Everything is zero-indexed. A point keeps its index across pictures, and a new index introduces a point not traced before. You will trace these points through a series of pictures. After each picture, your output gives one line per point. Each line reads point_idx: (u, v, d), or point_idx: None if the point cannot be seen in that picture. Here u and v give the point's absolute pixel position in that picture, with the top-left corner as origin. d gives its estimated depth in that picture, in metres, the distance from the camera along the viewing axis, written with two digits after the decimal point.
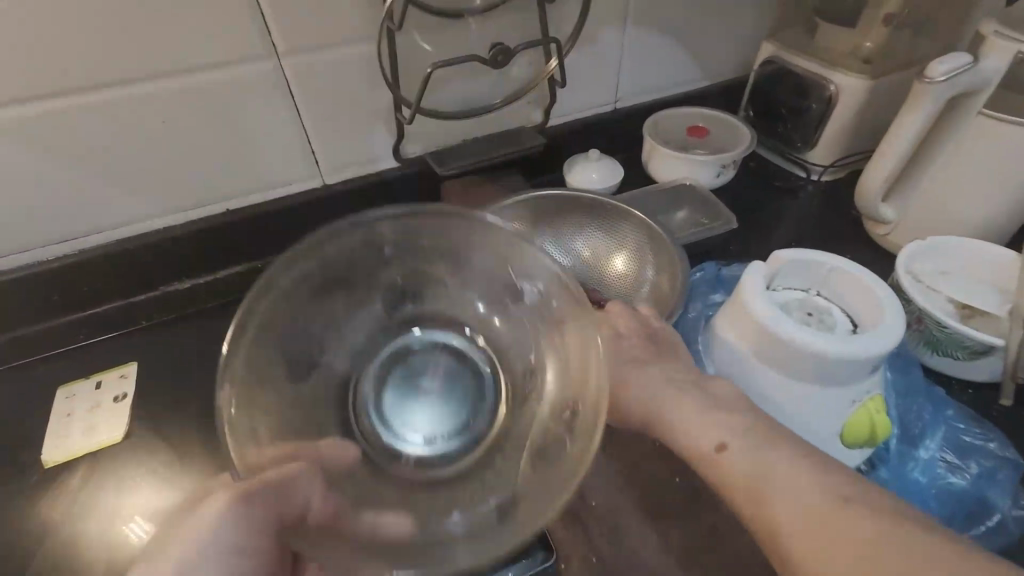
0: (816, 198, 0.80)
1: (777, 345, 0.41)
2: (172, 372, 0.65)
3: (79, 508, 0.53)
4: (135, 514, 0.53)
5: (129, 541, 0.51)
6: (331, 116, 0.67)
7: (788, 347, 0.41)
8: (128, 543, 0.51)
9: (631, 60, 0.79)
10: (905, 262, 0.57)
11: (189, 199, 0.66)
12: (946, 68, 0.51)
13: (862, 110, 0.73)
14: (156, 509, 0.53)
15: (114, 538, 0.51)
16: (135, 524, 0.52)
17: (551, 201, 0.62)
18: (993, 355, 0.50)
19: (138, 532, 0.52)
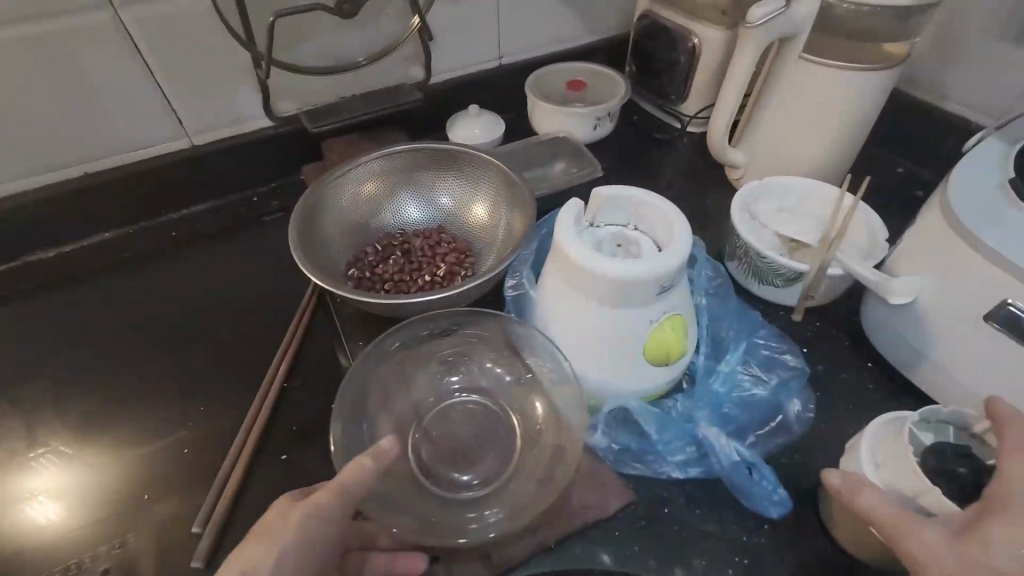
0: (689, 148, 0.84)
1: (586, 275, 0.43)
2: (32, 339, 0.63)
3: None
4: (38, 494, 0.52)
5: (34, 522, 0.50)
6: (187, 72, 0.65)
7: (595, 276, 0.43)
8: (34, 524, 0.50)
9: (508, 14, 0.80)
10: (742, 202, 0.61)
11: (41, 163, 0.64)
12: (763, 12, 0.54)
13: (723, 61, 0.76)
14: (58, 488, 0.52)
15: (18, 521, 0.50)
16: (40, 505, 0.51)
17: (412, 152, 0.63)
18: (803, 281, 0.55)
19: (44, 512, 0.51)
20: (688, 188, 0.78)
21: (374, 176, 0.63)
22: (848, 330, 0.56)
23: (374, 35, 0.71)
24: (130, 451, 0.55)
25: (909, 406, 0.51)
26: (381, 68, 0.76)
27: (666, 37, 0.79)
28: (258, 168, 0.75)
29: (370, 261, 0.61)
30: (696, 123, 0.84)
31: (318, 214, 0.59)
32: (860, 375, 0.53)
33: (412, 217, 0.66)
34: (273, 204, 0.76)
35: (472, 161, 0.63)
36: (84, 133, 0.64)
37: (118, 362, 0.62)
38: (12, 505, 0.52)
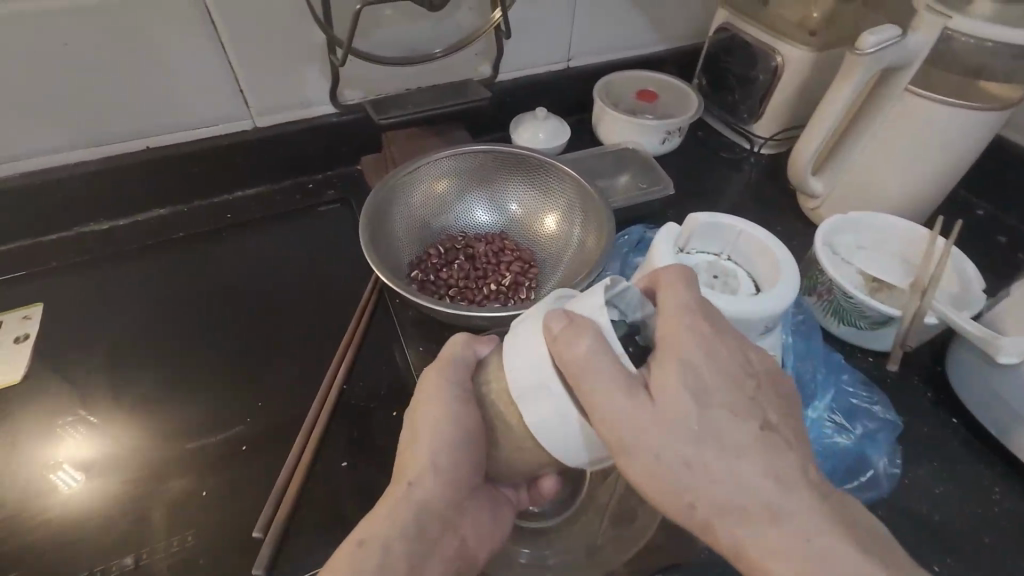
0: (758, 170, 0.81)
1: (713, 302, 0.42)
2: (78, 312, 0.61)
3: None
4: (63, 462, 0.50)
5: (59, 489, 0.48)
6: (261, 52, 0.63)
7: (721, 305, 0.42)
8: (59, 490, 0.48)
9: (585, 17, 0.77)
10: (825, 235, 0.59)
11: (107, 133, 0.62)
12: (876, 40, 0.52)
13: (805, 84, 0.73)
14: (90, 457, 0.50)
15: (49, 485, 0.48)
16: (65, 473, 0.49)
17: (484, 153, 0.61)
18: (892, 326, 0.52)
19: (68, 481, 0.49)
20: (757, 213, 0.75)
21: (444, 174, 0.61)
22: (931, 380, 0.54)
23: (450, 29, 0.69)
24: (169, 443, 0.52)
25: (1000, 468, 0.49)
26: (452, 62, 0.74)
27: (745, 53, 0.76)
28: (320, 154, 0.73)
29: (433, 263, 0.59)
30: (768, 145, 0.81)
31: (387, 211, 0.56)
32: (945, 431, 0.51)
33: (476, 220, 0.64)
34: (329, 193, 0.74)
35: (546, 167, 0.61)
36: (152, 105, 0.62)
37: (169, 343, 0.59)
38: (41, 471, 0.49)
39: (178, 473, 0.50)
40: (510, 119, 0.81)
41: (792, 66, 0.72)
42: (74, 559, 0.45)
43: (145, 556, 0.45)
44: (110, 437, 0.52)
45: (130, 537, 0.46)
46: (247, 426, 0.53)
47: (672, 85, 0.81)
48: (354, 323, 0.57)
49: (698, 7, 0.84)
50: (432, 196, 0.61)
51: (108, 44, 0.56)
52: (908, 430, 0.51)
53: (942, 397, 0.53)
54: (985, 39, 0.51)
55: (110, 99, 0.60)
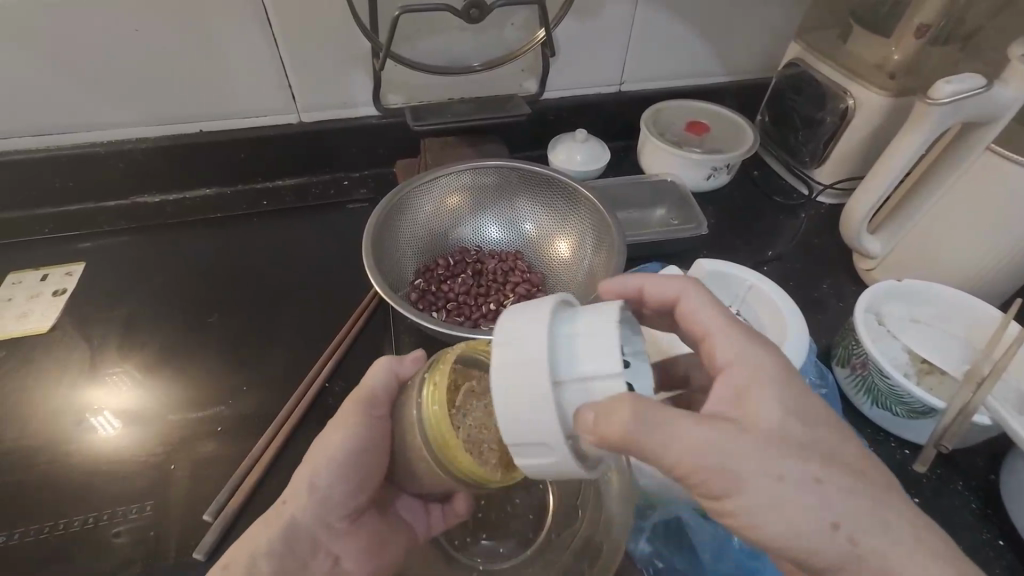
0: (813, 219, 0.74)
1: None
2: (114, 276, 0.65)
3: None
4: (105, 409, 0.54)
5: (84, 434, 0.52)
6: (311, 52, 0.65)
7: None
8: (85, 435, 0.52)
9: (640, 41, 0.74)
10: (871, 300, 0.52)
11: (164, 113, 0.67)
12: (953, 89, 0.45)
13: (877, 131, 0.66)
14: (117, 408, 0.54)
15: (64, 429, 0.52)
16: (104, 420, 0.53)
17: (506, 171, 0.59)
18: (933, 419, 0.45)
19: (104, 427, 0.52)
20: (802, 266, 0.68)
21: (462, 186, 0.60)
22: (978, 489, 0.46)
23: (497, 43, 0.69)
24: (158, 411, 0.54)
25: None
26: (497, 76, 0.73)
27: (812, 92, 0.70)
28: (359, 154, 0.75)
29: (438, 274, 0.58)
30: (827, 193, 0.74)
31: (397, 218, 0.56)
32: (984, 554, 0.43)
33: (490, 236, 0.62)
34: (360, 192, 0.76)
35: (567, 190, 0.59)
36: (205, 92, 0.66)
37: (184, 315, 0.62)
38: (64, 415, 0.53)
39: (158, 442, 0.52)
40: (550, 138, 0.79)
41: (863, 110, 0.65)
42: (52, 505, 0.48)
43: (102, 520, 0.47)
44: (112, 396, 0.55)
45: (102, 495, 0.48)
46: (229, 408, 0.54)
47: (728, 118, 0.77)
48: (349, 325, 0.58)
49: (768, 39, 0.78)
50: (449, 208, 0.60)
51: (173, 33, 0.61)
52: None
53: (989, 511, 0.45)
54: None
55: (170, 84, 0.64)
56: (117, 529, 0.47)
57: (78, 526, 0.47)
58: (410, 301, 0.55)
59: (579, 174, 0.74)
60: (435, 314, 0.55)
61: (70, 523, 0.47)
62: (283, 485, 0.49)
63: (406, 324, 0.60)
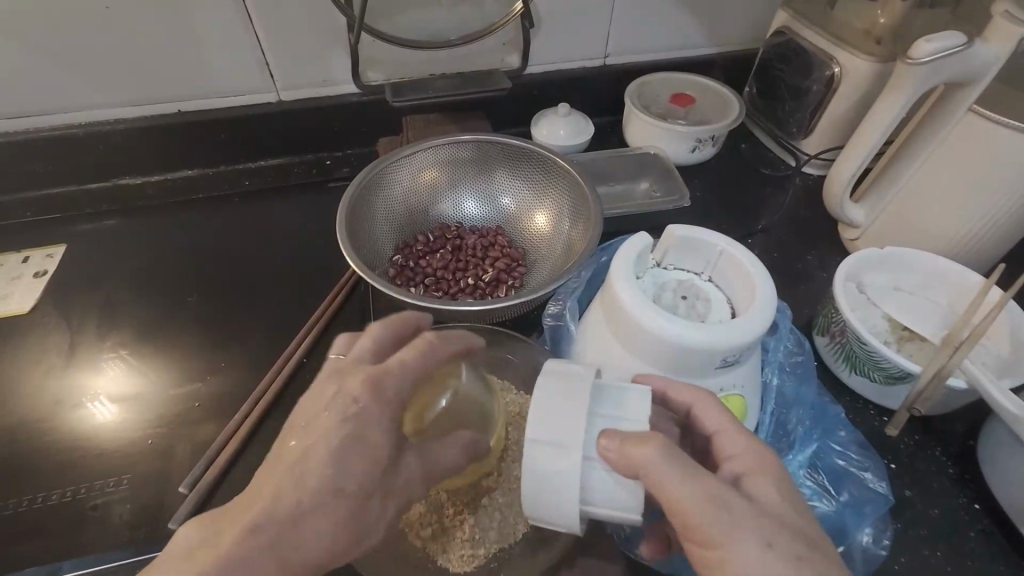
0: (800, 191, 0.73)
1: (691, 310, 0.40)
2: (96, 257, 0.66)
3: None
4: (102, 396, 0.54)
5: (63, 411, 0.52)
6: (287, 28, 0.64)
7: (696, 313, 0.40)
8: (62, 413, 0.52)
9: (624, 12, 0.72)
10: (851, 267, 0.51)
11: (140, 93, 0.66)
12: (934, 48, 0.44)
13: (864, 99, 0.65)
14: (106, 386, 0.54)
15: (44, 407, 0.53)
16: (102, 404, 0.53)
17: (483, 144, 0.59)
18: (909, 384, 0.45)
19: (94, 403, 0.53)
20: (786, 238, 0.68)
21: (440, 160, 0.59)
22: (956, 455, 0.46)
23: (476, 16, 0.68)
24: (137, 391, 0.54)
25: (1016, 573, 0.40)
26: (478, 51, 0.72)
27: (799, 60, 0.68)
28: (340, 132, 0.74)
29: (417, 250, 0.58)
30: (815, 164, 0.73)
31: (373, 194, 0.56)
32: (957, 517, 0.43)
33: (469, 212, 0.62)
34: (342, 171, 0.75)
35: (545, 163, 0.58)
36: (181, 72, 0.65)
37: (165, 295, 0.62)
38: (45, 394, 0.54)
39: (137, 418, 0.52)
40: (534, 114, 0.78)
41: (850, 78, 0.63)
42: (32, 480, 0.48)
43: (81, 493, 0.48)
44: (93, 375, 0.55)
45: (80, 470, 0.49)
46: (207, 385, 0.55)
47: (714, 90, 0.75)
48: (328, 300, 0.58)
49: (755, 8, 0.76)
50: (427, 184, 0.60)
51: (144, 11, 0.60)
52: (909, 509, 0.43)
53: (966, 476, 0.45)
54: None
55: (144, 64, 0.64)
56: (95, 502, 0.47)
57: (56, 499, 0.47)
58: (388, 277, 0.55)
59: (563, 150, 0.73)
60: (413, 289, 0.55)
61: (50, 498, 0.48)
62: (260, 459, 0.49)
63: (386, 300, 0.60)
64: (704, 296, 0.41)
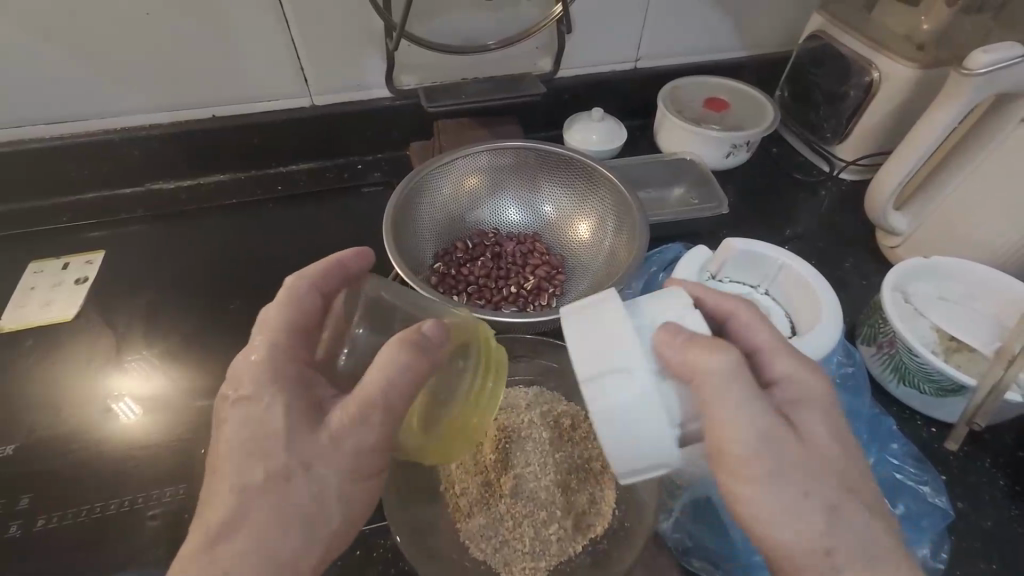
0: (834, 196, 0.72)
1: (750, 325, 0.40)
2: (134, 263, 0.66)
3: (20, 374, 0.56)
4: (125, 396, 0.54)
5: (112, 418, 0.53)
6: (323, 34, 0.64)
7: None
8: (111, 419, 0.53)
9: (658, 16, 0.72)
10: (898, 278, 0.51)
11: (175, 99, 0.66)
12: (989, 59, 0.44)
13: (903, 105, 0.64)
14: (150, 395, 0.54)
15: (92, 414, 0.53)
16: (125, 405, 0.53)
17: (523, 151, 0.59)
18: (963, 396, 0.45)
19: (127, 413, 0.53)
20: (824, 244, 0.68)
21: (480, 168, 0.59)
22: (1006, 466, 0.46)
23: (511, 21, 0.68)
24: (184, 399, 0.54)
25: None
26: (511, 55, 0.72)
27: (835, 65, 0.68)
28: (374, 136, 0.74)
29: (457, 258, 0.58)
30: (850, 170, 0.73)
31: (415, 202, 0.56)
32: (1013, 529, 0.43)
33: (507, 219, 0.62)
34: (374, 176, 0.75)
35: (585, 171, 0.58)
36: (218, 78, 0.65)
37: (206, 302, 0.62)
38: (92, 402, 0.54)
39: (186, 427, 0.52)
40: (565, 118, 0.78)
41: (889, 84, 0.63)
42: (84, 489, 0.49)
43: (135, 503, 0.48)
44: (137, 382, 0.55)
45: (132, 479, 0.49)
46: None
47: (747, 93, 0.75)
48: None
49: (789, 11, 0.76)
50: (467, 191, 0.60)
51: (182, 17, 0.60)
52: (963, 520, 0.43)
53: (1018, 488, 0.45)
54: None
55: (180, 70, 0.64)
56: (151, 512, 0.48)
57: (113, 509, 0.48)
58: (431, 285, 0.55)
59: (596, 155, 0.73)
60: (456, 298, 0.55)
61: (103, 507, 0.48)
62: None
63: None
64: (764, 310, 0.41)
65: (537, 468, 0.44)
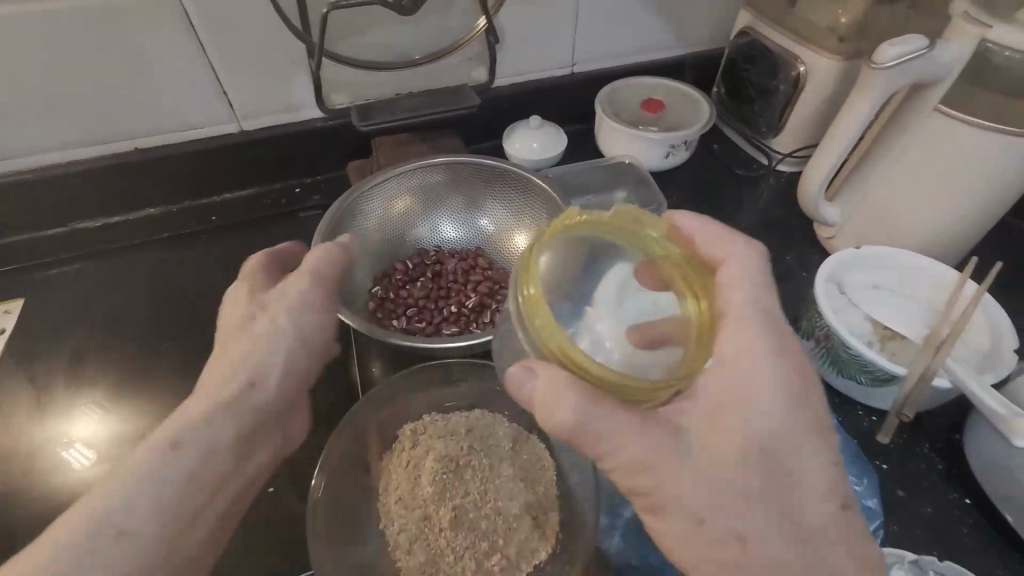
0: (774, 189, 0.73)
1: None
2: (58, 309, 0.62)
3: None
4: (74, 442, 0.52)
5: (32, 480, 0.50)
6: (243, 57, 0.62)
7: None
8: (31, 482, 0.50)
9: (589, 19, 0.72)
10: (831, 269, 0.51)
11: (93, 134, 0.63)
12: (897, 52, 0.45)
13: (830, 97, 0.66)
14: (75, 449, 0.52)
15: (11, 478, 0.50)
16: (76, 451, 0.51)
17: (454, 167, 0.58)
18: (895, 385, 0.46)
19: (80, 459, 0.51)
20: (766, 239, 0.69)
21: (412, 188, 0.58)
22: (943, 450, 0.47)
23: (439, 34, 0.66)
24: (112, 452, 0.51)
25: (1001, 563, 0.42)
26: (444, 67, 0.71)
27: (764, 61, 0.69)
28: (311, 157, 0.72)
29: (397, 281, 0.57)
30: (787, 162, 0.74)
31: (347, 226, 0.54)
32: (951, 512, 0.45)
33: (447, 236, 0.61)
34: (314, 199, 0.73)
35: (521, 183, 0.58)
36: (135, 108, 0.62)
37: (137, 345, 0.60)
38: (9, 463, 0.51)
39: None
40: (505, 127, 0.77)
41: (815, 78, 0.64)
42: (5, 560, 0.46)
43: None
44: (59, 437, 0.52)
45: None
46: None
47: (681, 92, 0.76)
48: None
49: (720, 8, 0.76)
50: (403, 212, 0.59)
51: (88, 49, 0.57)
52: (902, 507, 0.45)
53: (955, 471, 0.46)
54: None
55: (91, 103, 0.60)
56: None
57: None
58: (369, 313, 0.54)
59: (538, 163, 0.73)
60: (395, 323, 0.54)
61: None
62: None
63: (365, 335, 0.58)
64: None
65: (477, 496, 0.45)
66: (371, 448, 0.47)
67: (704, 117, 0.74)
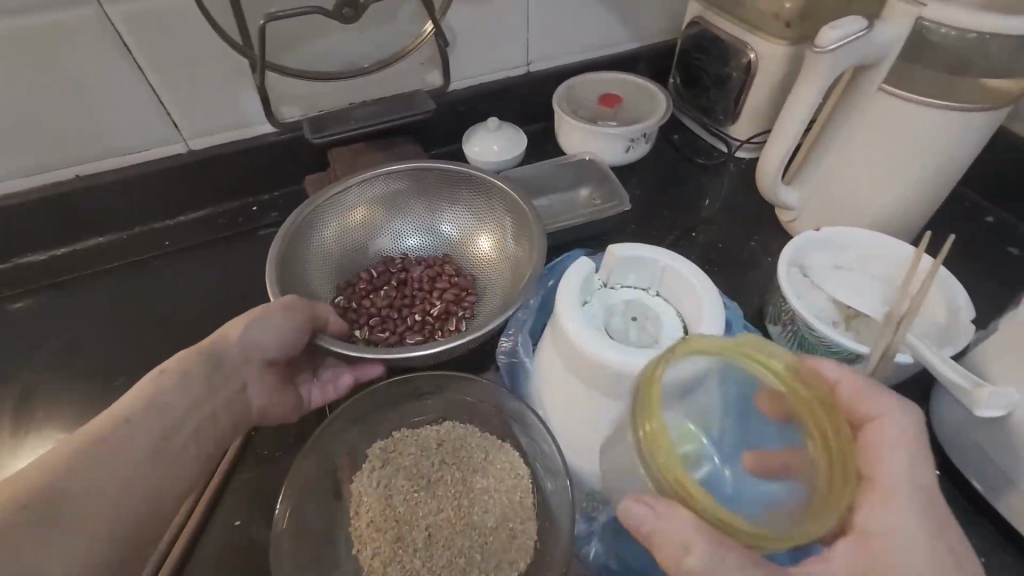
0: (735, 176, 0.74)
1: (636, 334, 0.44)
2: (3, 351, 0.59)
3: None
4: None
5: None
6: (184, 75, 0.60)
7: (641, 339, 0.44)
8: None
9: (540, 18, 0.71)
10: (794, 253, 0.52)
11: (28, 164, 0.60)
12: (837, 35, 0.45)
13: (781, 82, 0.66)
14: None
15: None
16: None
17: (416, 172, 0.56)
18: (860, 364, 0.46)
19: None
20: (729, 226, 0.69)
21: (374, 195, 0.57)
22: None
23: (388, 40, 0.65)
24: None
25: (970, 530, 0.43)
26: (397, 73, 0.69)
27: (716, 50, 0.69)
28: (265, 173, 0.70)
29: (359, 290, 0.55)
30: (746, 148, 0.74)
31: (303, 244, 0.52)
32: None
33: (411, 244, 0.60)
34: (272, 216, 0.71)
35: (486, 189, 0.57)
36: (72, 135, 0.59)
37: (91, 382, 0.57)
38: None
39: None
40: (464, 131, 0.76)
41: (765, 64, 0.65)
42: None
43: None
44: None
45: None
46: None
47: (638, 85, 0.76)
48: None
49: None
50: (364, 219, 0.57)
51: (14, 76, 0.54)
52: None
53: None
54: (968, 30, 0.44)
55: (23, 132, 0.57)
56: None
57: None
58: None
59: (499, 165, 0.72)
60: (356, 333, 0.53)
61: None
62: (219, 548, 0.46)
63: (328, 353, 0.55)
64: (650, 314, 0.46)
65: (451, 514, 0.45)
66: (342, 468, 0.47)
67: (662, 108, 0.74)
